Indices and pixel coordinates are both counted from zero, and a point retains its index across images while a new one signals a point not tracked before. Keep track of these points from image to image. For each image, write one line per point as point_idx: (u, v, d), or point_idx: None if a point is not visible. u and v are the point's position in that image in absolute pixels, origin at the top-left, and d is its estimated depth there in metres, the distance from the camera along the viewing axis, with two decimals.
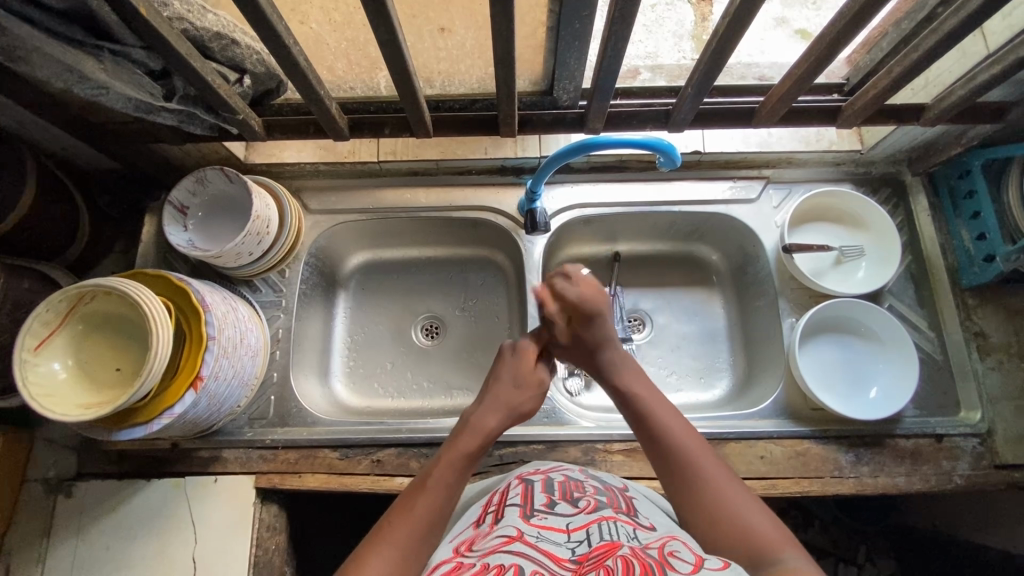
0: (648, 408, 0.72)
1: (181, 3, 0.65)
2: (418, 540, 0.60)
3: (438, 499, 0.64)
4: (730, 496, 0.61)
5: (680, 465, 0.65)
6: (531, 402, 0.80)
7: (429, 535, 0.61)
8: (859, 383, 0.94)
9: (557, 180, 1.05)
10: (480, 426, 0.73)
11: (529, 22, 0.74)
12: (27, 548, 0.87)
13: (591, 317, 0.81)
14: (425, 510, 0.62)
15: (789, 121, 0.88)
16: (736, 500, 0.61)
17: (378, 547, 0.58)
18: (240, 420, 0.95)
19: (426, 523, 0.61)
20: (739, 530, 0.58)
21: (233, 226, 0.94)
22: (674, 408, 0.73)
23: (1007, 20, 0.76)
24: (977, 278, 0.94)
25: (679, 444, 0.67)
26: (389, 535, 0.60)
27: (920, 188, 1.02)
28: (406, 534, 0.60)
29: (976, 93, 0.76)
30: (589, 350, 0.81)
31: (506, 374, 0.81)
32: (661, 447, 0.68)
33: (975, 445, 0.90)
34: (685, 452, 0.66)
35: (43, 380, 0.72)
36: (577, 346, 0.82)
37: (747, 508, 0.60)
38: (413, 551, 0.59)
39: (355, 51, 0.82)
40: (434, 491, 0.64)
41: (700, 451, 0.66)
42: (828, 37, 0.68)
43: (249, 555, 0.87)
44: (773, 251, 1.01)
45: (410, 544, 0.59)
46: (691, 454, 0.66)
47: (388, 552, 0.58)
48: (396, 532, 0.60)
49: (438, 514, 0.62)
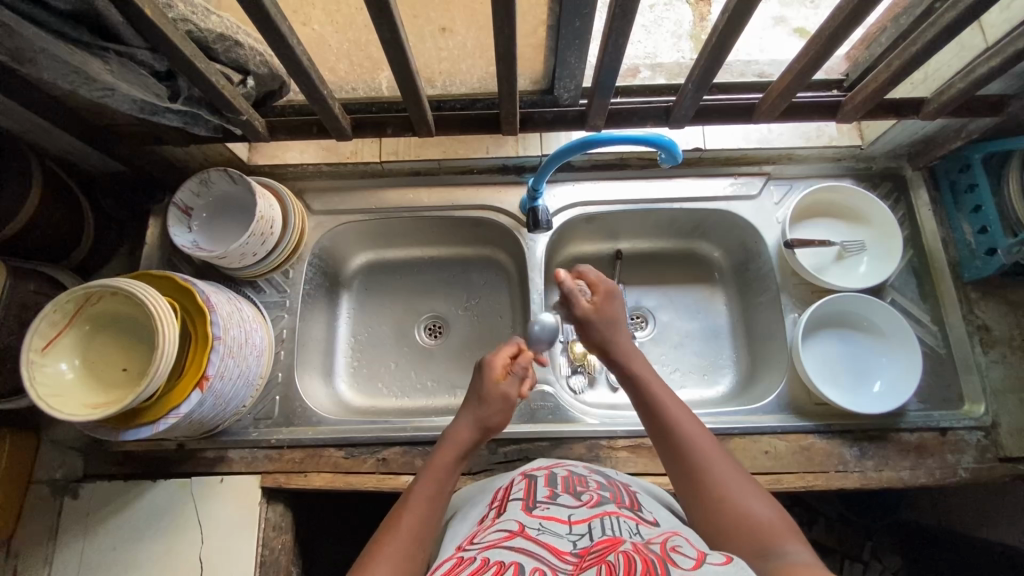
0: (653, 395, 0.72)
1: (185, 4, 0.66)
2: (408, 551, 0.60)
3: (423, 514, 0.64)
4: (734, 489, 0.61)
5: (684, 457, 0.65)
6: (500, 417, 0.76)
7: (421, 545, 0.61)
8: (863, 377, 0.95)
9: (559, 178, 1.06)
10: (459, 440, 0.73)
11: (530, 21, 0.75)
12: (34, 550, 0.88)
13: (612, 294, 0.82)
14: (411, 522, 0.63)
15: (788, 117, 0.88)
16: (739, 492, 0.61)
17: (373, 563, 0.58)
18: (246, 420, 0.95)
19: (416, 536, 0.62)
20: (739, 522, 0.58)
21: (238, 226, 0.95)
22: (680, 398, 0.72)
23: (1006, 13, 0.76)
24: (980, 272, 0.94)
25: (683, 435, 0.67)
26: (382, 550, 0.60)
27: (920, 183, 1.03)
28: (398, 548, 0.60)
29: (976, 87, 0.76)
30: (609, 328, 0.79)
31: (477, 391, 0.77)
32: (666, 438, 0.68)
33: (979, 438, 0.90)
34: (691, 445, 0.66)
35: (50, 380, 0.72)
36: (597, 320, 0.79)
37: (751, 502, 0.60)
38: (407, 564, 0.59)
39: (358, 52, 0.83)
40: (418, 506, 0.65)
41: (706, 444, 0.66)
42: (826, 34, 0.68)
43: (255, 555, 0.87)
44: (774, 247, 1.02)
45: (402, 557, 0.59)
46: (696, 446, 0.66)
47: (382, 564, 0.58)
48: (384, 548, 0.60)
49: (425, 528, 0.63)
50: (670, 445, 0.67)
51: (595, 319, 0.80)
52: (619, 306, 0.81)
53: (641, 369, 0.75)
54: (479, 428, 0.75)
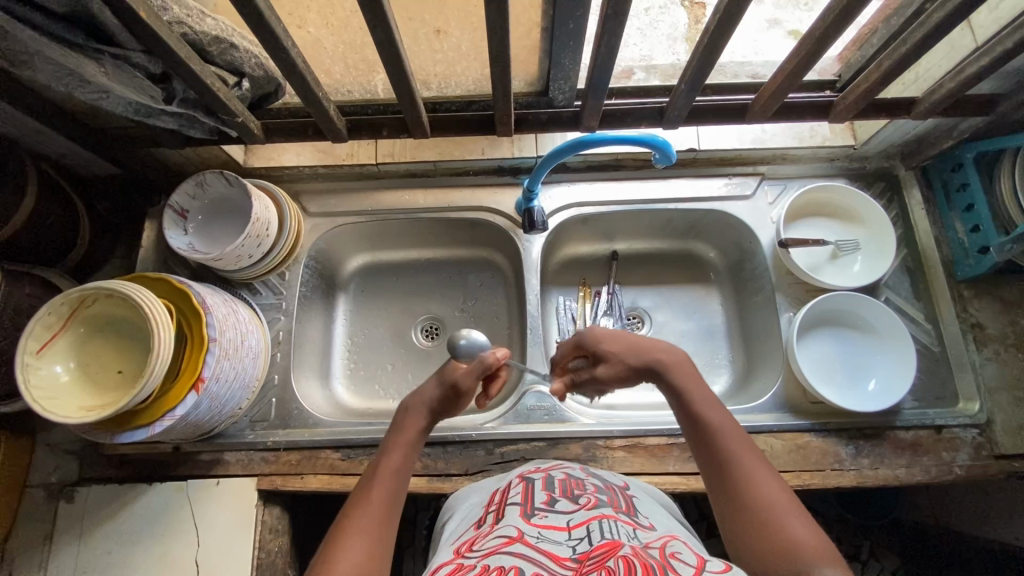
0: (695, 404, 0.67)
1: (180, 8, 0.66)
2: (378, 526, 0.60)
3: (389, 486, 0.64)
4: (773, 502, 0.58)
5: (724, 467, 0.62)
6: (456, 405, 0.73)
7: (389, 521, 0.61)
8: (858, 376, 0.95)
9: (555, 179, 1.06)
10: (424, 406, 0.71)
11: (524, 22, 0.77)
12: (28, 555, 0.87)
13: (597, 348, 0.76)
14: (382, 495, 0.63)
15: (781, 116, 0.89)
16: (778, 507, 0.58)
17: (346, 540, 0.58)
18: (242, 423, 0.95)
19: (384, 509, 0.62)
20: (776, 537, 0.55)
21: (234, 229, 0.95)
22: (725, 406, 0.68)
23: (994, 13, 0.77)
24: (973, 270, 0.94)
25: (724, 445, 0.63)
26: (354, 525, 0.59)
27: (913, 182, 1.04)
28: (368, 522, 0.60)
29: (966, 86, 0.77)
30: (617, 376, 0.73)
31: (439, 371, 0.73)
32: (705, 447, 0.64)
33: (974, 435, 0.91)
34: (731, 455, 0.62)
35: (45, 383, 0.72)
36: (600, 377, 0.75)
37: (790, 518, 0.57)
38: (376, 541, 0.59)
39: (353, 54, 0.84)
40: (386, 476, 0.64)
41: (749, 455, 0.62)
42: (817, 34, 0.69)
43: (252, 557, 0.87)
44: (769, 247, 1.02)
45: (372, 532, 0.59)
46: (739, 458, 0.62)
47: (356, 542, 0.58)
48: (357, 524, 0.59)
49: (392, 503, 0.63)
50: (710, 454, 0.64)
51: (601, 377, 0.75)
52: (606, 342, 0.75)
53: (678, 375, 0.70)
54: (442, 385, 0.72)
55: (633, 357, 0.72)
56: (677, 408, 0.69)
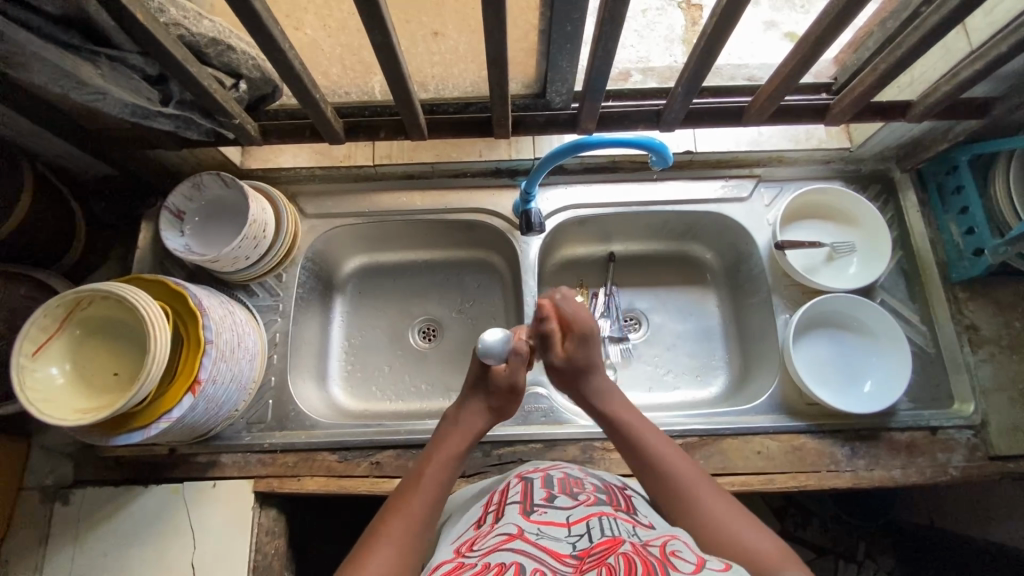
0: (644, 439, 0.72)
1: (177, 9, 0.66)
2: (415, 536, 0.62)
3: (430, 497, 0.67)
4: (726, 517, 0.62)
5: (677, 491, 0.66)
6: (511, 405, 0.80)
7: (425, 532, 0.64)
8: (854, 377, 0.96)
9: (552, 181, 1.06)
10: (468, 427, 0.77)
11: (521, 25, 0.77)
12: (23, 558, 0.87)
13: (587, 338, 0.78)
14: (421, 508, 0.65)
15: (778, 119, 0.89)
16: (733, 521, 0.61)
17: (377, 546, 0.60)
18: (239, 425, 0.94)
19: (421, 520, 0.64)
20: (726, 536, 0.60)
21: (230, 230, 0.95)
22: (661, 431, 0.74)
23: (990, 16, 0.78)
24: (967, 272, 0.95)
25: (672, 467, 0.68)
26: (387, 533, 0.62)
27: (908, 184, 1.04)
28: (402, 532, 0.62)
29: (961, 89, 0.78)
30: (581, 374, 0.78)
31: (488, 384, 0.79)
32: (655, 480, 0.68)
33: (969, 437, 0.91)
34: (682, 480, 0.67)
35: (41, 385, 0.72)
36: (567, 369, 0.79)
37: (738, 520, 0.61)
38: (410, 545, 0.61)
39: (351, 56, 0.84)
40: (427, 491, 0.67)
41: (698, 479, 0.67)
42: (812, 37, 0.69)
43: (249, 559, 0.87)
44: (766, 248, 1.03)
45: (406, 541, 0.61)
46: (681, 471, 0.68)
47: (388, 550, 0.59)
48: (392, 532, 0.62)
49: (431, 513, 0.65)
50: (660, 483, 0.68)
51: (567, 369, 0.78)
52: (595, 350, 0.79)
53: (620, 412, 0.76)
54: (493, 397, 0.79)
55: (598, 378, 0.78)
56: (619, 438, 0.75)
